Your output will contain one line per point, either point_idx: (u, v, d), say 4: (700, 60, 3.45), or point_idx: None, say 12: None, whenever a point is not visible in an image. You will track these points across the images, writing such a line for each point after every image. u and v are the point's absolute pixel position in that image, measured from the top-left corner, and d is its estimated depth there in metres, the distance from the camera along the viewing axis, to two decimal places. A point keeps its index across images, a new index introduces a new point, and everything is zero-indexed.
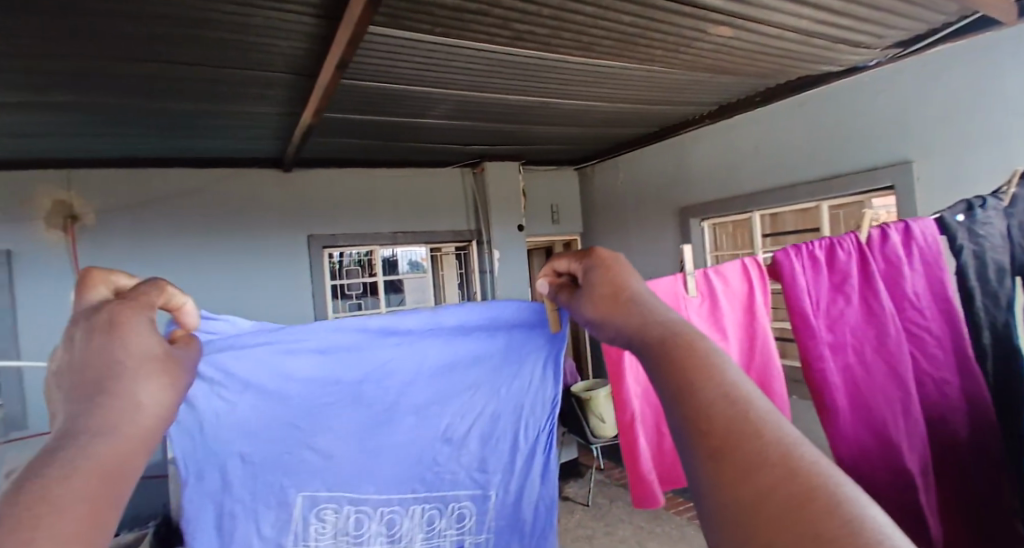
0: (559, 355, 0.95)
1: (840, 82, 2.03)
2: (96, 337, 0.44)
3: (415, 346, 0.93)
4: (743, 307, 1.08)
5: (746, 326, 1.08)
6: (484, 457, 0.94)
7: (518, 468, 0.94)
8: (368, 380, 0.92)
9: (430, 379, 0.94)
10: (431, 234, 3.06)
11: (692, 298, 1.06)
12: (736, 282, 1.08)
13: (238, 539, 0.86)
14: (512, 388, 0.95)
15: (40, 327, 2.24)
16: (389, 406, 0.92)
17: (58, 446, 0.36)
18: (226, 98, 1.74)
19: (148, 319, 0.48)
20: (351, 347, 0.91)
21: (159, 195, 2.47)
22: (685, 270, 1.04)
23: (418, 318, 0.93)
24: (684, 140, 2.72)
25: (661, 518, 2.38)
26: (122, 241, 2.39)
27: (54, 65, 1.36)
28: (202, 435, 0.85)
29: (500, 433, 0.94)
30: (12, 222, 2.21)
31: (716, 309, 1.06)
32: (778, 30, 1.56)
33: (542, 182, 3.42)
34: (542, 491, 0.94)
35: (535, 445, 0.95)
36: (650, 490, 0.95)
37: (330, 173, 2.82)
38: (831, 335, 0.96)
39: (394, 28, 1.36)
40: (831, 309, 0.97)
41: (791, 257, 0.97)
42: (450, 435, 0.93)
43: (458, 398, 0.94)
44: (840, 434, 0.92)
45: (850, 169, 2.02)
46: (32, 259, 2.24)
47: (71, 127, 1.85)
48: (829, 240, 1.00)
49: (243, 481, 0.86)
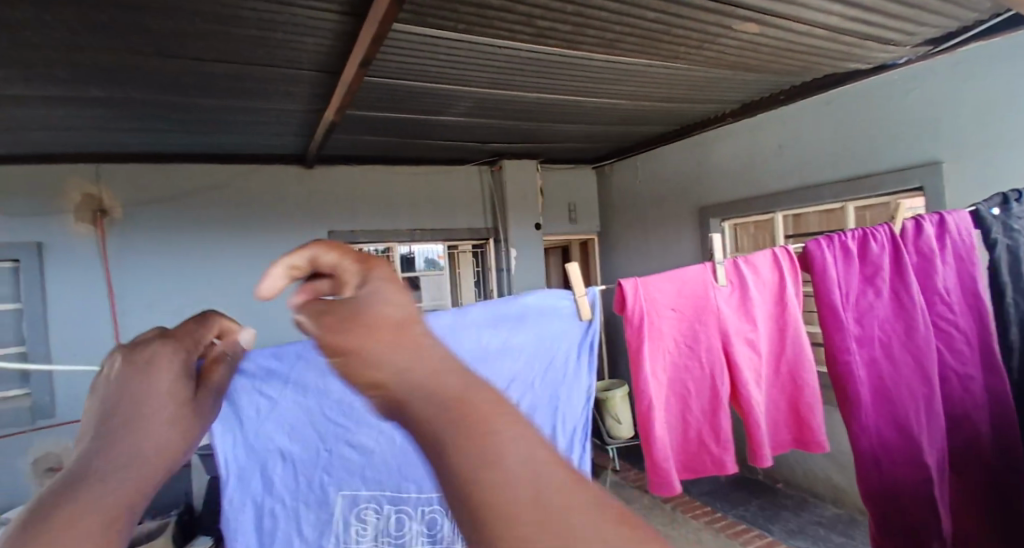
0: (592, 344, 0.97)
1: (869, 80, 1.98)
2: (136, 369, 0.51)
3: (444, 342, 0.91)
4: (776, 298, 1.09)
5: (778, 318, 1.08)
6: None
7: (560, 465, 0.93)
8: None
9: None
10: (448, 232, 3.07)
11: (722, 287, 1.06)
12: (770, 274, 1.09)
13: (279, 538, 0.86)
14: (546, 380, 0.95)
15: (69, 318, 2.30)
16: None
17: (79, 478, 0.42)
18: (251, 95, 1.76)
19: (184, 359, 0.56)
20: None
21: (185, 190, 2.51)
22: (715, 259, 1.06)
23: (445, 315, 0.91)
24: (705, 139, 2.69)
25: (677, 521, 2.36)
26: (147, 235, 2.44)
27: (87, 61, 1.39)
28: (245, 432, 0.86)
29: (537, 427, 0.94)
30: (44, 215, 2.27)
31: (747, 299, 1.06)
32: (807, 26, 1.53)
33: (560, 181, 3.41)
34: None
35: (573, 438, 0.95)
36: (666, 476, 0.97)
37: (350, 170, 2.84)
38: (859, 328, 0.95)
39: (418, 25, 1.37)
40: (860, 300, 0.97)
41: (822, 247, 0.98)
42: None
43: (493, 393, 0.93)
44: (862, 427, 0.91)
45: (878, 170, 1.97)
46: (62, 251, 2.29)
47: (101, 122, 1.89)
48: (863, 232, 1.01)
49: (286, 479, 0.87)
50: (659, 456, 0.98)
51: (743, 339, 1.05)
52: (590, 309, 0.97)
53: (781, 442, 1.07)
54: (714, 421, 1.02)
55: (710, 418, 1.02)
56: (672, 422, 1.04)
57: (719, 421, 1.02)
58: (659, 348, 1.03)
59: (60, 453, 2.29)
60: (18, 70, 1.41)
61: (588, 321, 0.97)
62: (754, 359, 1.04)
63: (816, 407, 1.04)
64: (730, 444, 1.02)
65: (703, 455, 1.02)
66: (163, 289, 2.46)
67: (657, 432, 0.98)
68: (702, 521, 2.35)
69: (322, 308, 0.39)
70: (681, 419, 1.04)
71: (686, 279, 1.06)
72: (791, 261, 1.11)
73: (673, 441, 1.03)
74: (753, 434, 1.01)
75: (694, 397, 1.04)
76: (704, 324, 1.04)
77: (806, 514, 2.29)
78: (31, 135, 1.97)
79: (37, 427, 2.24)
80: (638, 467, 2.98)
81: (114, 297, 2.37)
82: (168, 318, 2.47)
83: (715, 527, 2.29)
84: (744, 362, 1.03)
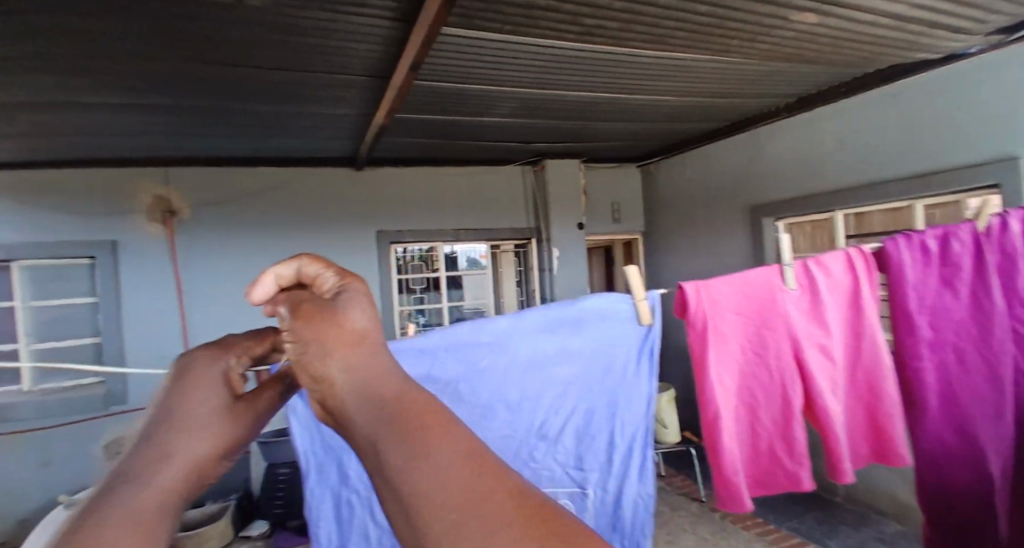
0: (651, 348, 0.96)
1: (938, 69, 1.88)
2: (180, 384, 0.58)
3: (505, 346, 0.92)
4: (850, 303, 1.06)
5: (852, 324, 1.05)
6: (581, 453, 0.92)
7: (617, 467, 0.92)
8: (463, 380, 0.90)
9: (523, 377, 0.92)
10: (492, 232, 3.09)
11: (791, 290, 1.04)
12: (843, 275, 1.06)
13: (355, 529, 0.88)
14: (605, 384, 0.95)
15: (141, 311, 2.44)
16: (485, 404, 0.91)
17: (111, 484, 0.46)
18: (308, 100, 1.82)
19: (222, 371, 0.62)
20: (447, 345, 0.90)
21: (244, 192, 2.62)
22: (783, 262, 1.04)
23: (505, 320, 0.93)
24: (758, 135, 2.61)
25: (726, 530, 2.30)
26: (212, 234, 2.56)
27: (159, 70, 1.48)
28: (320, 431, 0.88)
29: (594, 430, 0.93)
30: (120, 216, 2.42)
31: (819, 304, 1.04)
32: (870, 15, 1.46)
33: (604, 180, 3.37)
34: (642, 489, 0.92)
35: (631, 443, 0.93)
36: (735, 488, 0.95)
37: (397, 171, 2.89)
38: (933, 333, 0.98)
39: (467, 28, 1.38)
40: (937, 302, 0.99)
41: (900, 246, 1.00)
42: (546, 432, 0.92)
43: (552, 395, 0.93)
44: (926, 431, 0.97)
45: (947, 166, 1.87)
46: (134, 249, 2.44)
47: (170, 128, 2.00)
48: (943, 230, 1.01)
49: (360, 473, 0.89)
50: (728, 467, 0.96)
51: (815, 345, 1.02)
52: (649, 314, 0.97)
53: (859, 455, 1.05)
54: (786, 432, 0.99)
55: (782, 429, 0.99)
56: (743, 429, 1.01)
57: (792, 432, 0.98)
58: (723, 354, 1.01)
59: None
60: (97, 80, 1.50)
61: (647, 326, 0.97)
62: (827, 366, 1.02)
63: (896, 420, 1.02)
64: (805, 459, 0.98)
65: (776, 469, 0.99)
66: (224, 286, 2.58)
67: (725, 441, 0.96)
68: (753, 531, 2.28)
69: (291, 313, 0.44)
70: (750, 429, 1.01)
71: (750, 281, 1.03)
72: (866, 263, 1.07)
73: (743, 452, 1.00)
74: (830, 448, 0.99)
75: (763, 406, 1.01)
76: (772, 329, 1.02)
77: (864, 527, 2.19)
78: (107, 141, 2.11)
79: (110, 413, 2.40)
80: (683, 473, 2.92)
81: (181, 293, 2.51)
82: (227, 314, 2.58)
83: (765, 538, 2.22)
84: (814, 369, 1.00)
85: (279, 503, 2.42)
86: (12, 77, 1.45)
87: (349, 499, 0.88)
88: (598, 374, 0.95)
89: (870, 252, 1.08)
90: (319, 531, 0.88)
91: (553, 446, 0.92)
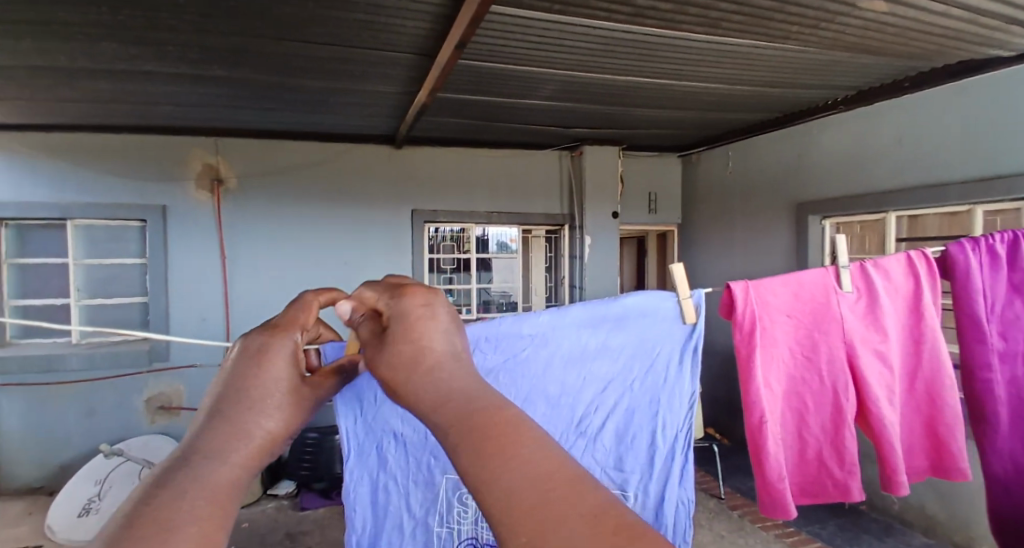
0: (695, 347, 0.94)
1: (1011, 68, 1.78)
2: (251, 361, 0.62)
3: (548, 339, 0.93)
4: (910, 309, 1.04)
5: (911, 331, 1.04)
6: (621, 454, 0.91)
7: (658, 469, 0.91)
8: (505, 370, 0.91)
9: (564, 368, 0.93)
10: (525, 216, 3.08)
11: (846, 293, 1.01)
12: (902, 280, 1.05)
13: (390, 512, 0.90)
14: (646, 382, 0.94)
15: (185, 275, 2.54)
16: (525, 394, 0.91)
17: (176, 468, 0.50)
18: (356, 76, 1.84)
19: (286, 352, 0.65)
20: (487, 336, 0.91)
21: (285, 164, 2.67)
22: (839, 264, 1.01)
23: (546, 315, 0.93)
24: (809, 128, 2.52)
25: (744, 530, 2.28)
26: (255, 205, 2.62)
27: (214, 41, 1.51)
28: (362, 416, 0.91)
29: (635, 429, 0.92)
30: (170, 182, 2.51)
31: (875, 308, 1.01)
32: (942, 6, 1.38)
33: (643, 169, 3.32)
34: (681, 493, 0.90)
35: (673, 445, 0.92)
36: (779, 496, 0.93)
37: (437, 151, 2.91)
38: (1002, 344, 1.02)
39: (514, 6, 1.37)
40: (1006, 311, 1.02)
41: (965, 250, 1.04)
42: (585, 428, 0.91)
43: (593, 391, 0.93)
44: (995, 450, 1.02)
45: (1011, 171, 1.78)
46: (181, 214, 2.53)
47: (220, 99, 2.05)
48: (1013, 235, 1.03)
49: (398, 459, 0.91)
50: (772, 474, 0.94)
51: (871, 351, 1.00)
52: (693, 313, 0.95)
53: (916, 469, 1.03)
54: (836, 441, 0.97)
55: (832, 437, 0.98)
56: (790, 439, 0.99)
57: (842, 442, 0.97)
58: (772, 357, 0.99)
59: (171, 395, 2.54)
60: (153, 48, 1.54)
61: (692, 324, 0.95)
62: (884, 375, 1.00)
63: (957, 430, 1.00)
64: (855, 469, 0.97)
65: (824, 478, 0.98)
66: (264, 255, 2.65)
67: (770, 448, 0.94)
68: (772, 534, 2.25)
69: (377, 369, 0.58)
70: (797, 436, 0.99)
71: (805, 284, 1.01)
72: (928, 268, 1.05)
73: (789, 458, 0.99)
74: (883, 460, 0.97)
75: (812, 412, 0.99)
76: (824, 333, 1.00)
77: (888, 539, 2.14)
78: (159, 109, 2.17)
79: (152, 369, 2.50)
80: (703, 469, 2.89)
81: (224, 259, 2.58)
82: (266, 283, 2.66)
83: (784, 541, 2.19)
84: (869, 378, 0.98)
85: (305, 466, 2.48)
86: (74, 43, 1.50)
87: (386, 481, 0.90)
88: (639, 371, 0.94)
89: (931, 257, 1.06)
90: (355, 515, 0.89)
91: (590, 442, 0.91)
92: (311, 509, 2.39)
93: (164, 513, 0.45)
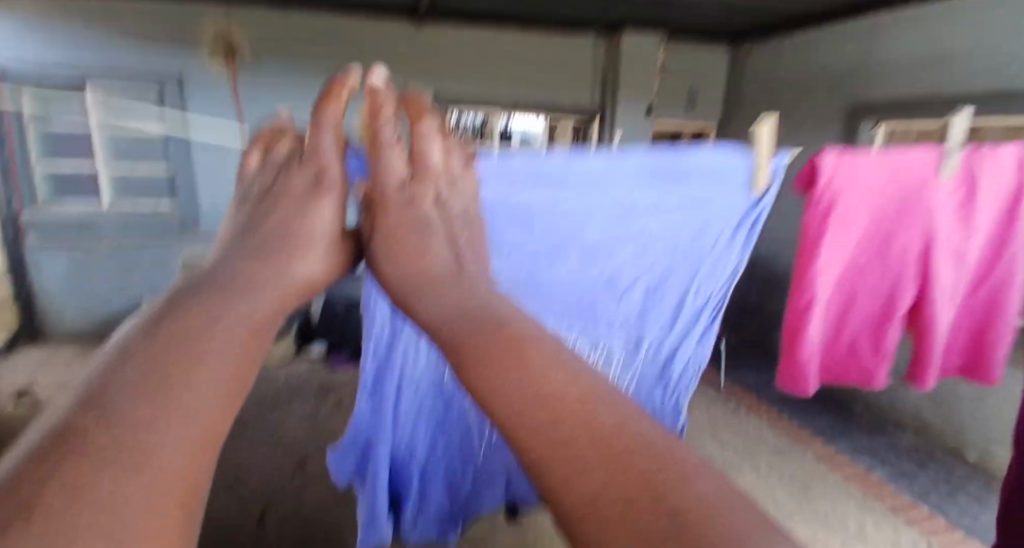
0: (756, 217, 0.89)
1: None
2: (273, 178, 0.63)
3: (598, 188, 0.84)
4: (1004, 210, 1.04)
5: (1001, 233, 1.05)
6: (646, 308, 0.92)
7: (678, 327, 0.93)
8: (550, 218, 0.84)
9: (607, 222, 0.86)
10: (555, 105, 2.96)
11: (945, 184, 1.02)
12: (1009, 176, 1.03)
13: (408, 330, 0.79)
14: (691, 248, 0.90)
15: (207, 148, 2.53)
16: (569, 233, 0.86)
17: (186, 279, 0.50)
18: None
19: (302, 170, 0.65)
20: (538, 173, 0.79)
21: (306, 38, 2.55)
22: (947, 153, 1.00)
23: (601, 160, 0.82)
24: (880, 23, 2.31)
25: (740, 416, 2.41)
26: (275, 80, 2.54)
27: None
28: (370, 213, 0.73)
29: (665, 288, 0.91)
30: (185, 51, 2.42)
31: (966, 205, 1.04)
32: None
33: (687, 60, 3.12)
34: (695, 350, 0.94)
35: (701, 308, 0.93)
36: (804, 370, 1.09)
37: (465, 31, 2.75)
38: None
39: None
40: None
41: None
42: (616, 281, 0.90)
43: (633, 247, 0.88)
44: None
45: None
46: (199, 86, 2.47)
47: None
48: None
49: None
50: (804, 352, 1.08)
51: (947, 251, 1.04)
52: (764, 180, 0.86)
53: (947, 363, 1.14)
54: (876, 332, 1.09)
55: (873, 328, 1.09)
56: (837, 324, 1.11)
57: (882, 334, 1.08)
58: (842, 247, 1.06)
59: None
60: None
61: (758, 193, 0.87)
62: (949, 276, 1.05)
63: (1002, 338, 1.07)
64: (885, 356, 1.09)
65: (853, 359, 1.12)
66: None
67: (809, 331, 1.07)
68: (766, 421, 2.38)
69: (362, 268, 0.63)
70: (842, 320, 1.11)
71: (903, 172, 1.03)
72: None
73: (827, 338, 1.12)
74: (915, 352, 1.09)
75: (863, 302, 1.09)
76: (906, 226, 1.04)
77: (879, 437, 2.25)
78: None
79: (183, 237, 2.59)
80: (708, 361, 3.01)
81: None
82: None
83: (777, 429, 2.32)
84: (882, 280, 1.07)
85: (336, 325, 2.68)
86: None
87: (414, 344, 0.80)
88: (684, 234, 0.89)
89: None
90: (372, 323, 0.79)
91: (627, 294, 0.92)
92: (342, 368, 2.56)
93: (207, 308, 0.40)
